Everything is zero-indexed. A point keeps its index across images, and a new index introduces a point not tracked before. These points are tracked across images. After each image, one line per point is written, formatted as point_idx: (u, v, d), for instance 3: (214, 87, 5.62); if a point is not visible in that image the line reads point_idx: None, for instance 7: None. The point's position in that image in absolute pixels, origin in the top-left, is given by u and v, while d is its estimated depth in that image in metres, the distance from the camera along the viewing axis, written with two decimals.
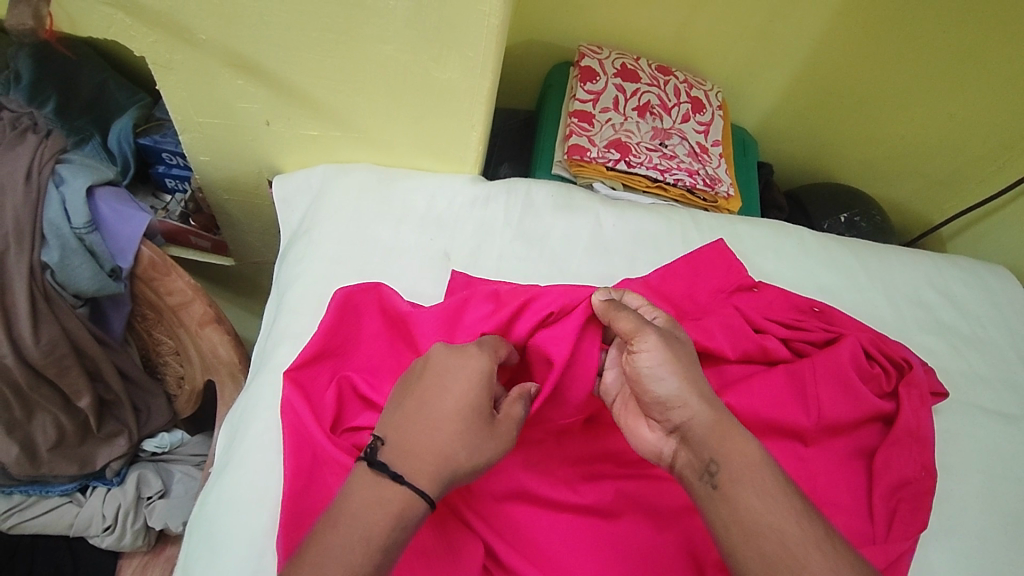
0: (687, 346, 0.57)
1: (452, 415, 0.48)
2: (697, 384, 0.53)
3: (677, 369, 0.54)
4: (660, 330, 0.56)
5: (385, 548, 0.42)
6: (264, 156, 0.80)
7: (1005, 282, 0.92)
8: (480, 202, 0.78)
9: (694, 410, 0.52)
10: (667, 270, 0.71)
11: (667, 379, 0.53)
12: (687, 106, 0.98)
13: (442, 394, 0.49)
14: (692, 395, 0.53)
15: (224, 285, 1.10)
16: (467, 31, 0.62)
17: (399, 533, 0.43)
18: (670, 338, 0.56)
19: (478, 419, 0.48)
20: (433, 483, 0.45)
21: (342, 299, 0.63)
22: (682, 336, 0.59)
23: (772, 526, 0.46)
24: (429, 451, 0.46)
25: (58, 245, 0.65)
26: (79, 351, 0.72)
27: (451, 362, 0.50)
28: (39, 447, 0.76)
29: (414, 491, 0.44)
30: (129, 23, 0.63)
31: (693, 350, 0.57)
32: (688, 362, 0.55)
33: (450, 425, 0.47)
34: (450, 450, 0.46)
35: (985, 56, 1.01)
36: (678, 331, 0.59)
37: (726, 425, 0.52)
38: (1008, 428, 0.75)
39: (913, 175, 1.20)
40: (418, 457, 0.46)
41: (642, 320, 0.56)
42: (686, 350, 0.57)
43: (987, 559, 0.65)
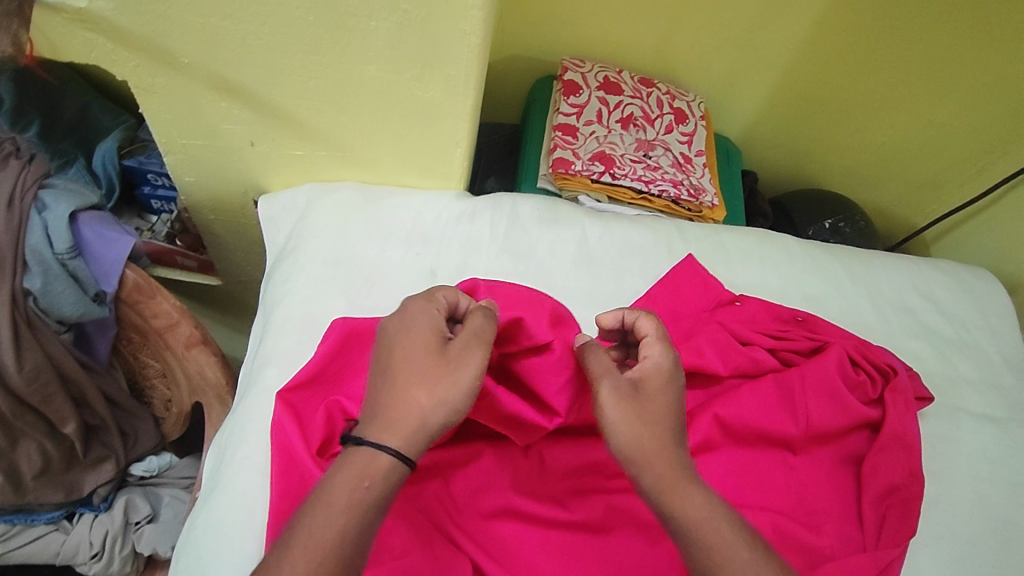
0: (654, 401, 0.51)
1: (402, 366, 0.48)
2: (641, 439, 0.49)
3: (631, 418, 0.49)
4: (619, 383, 0.51)
5: (355, 515, 0.43)
6: (248, 175, 0.80)
7: (987, 284, 0.93)
8: (466, 217, 0.79)
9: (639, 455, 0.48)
10: (647, 298, 0.72)
11: (614, 427, 0.50)
12: (670, 117, 0.99)
13: (391, 353, 0.49)
14: (631, 449, 0.49)
15: (212, 304, 1.09)
16: (449, 51, 0.63)
17: (372, 496, 0.44)
18: (623, 394, 0.51)
19: (432, 357, 0.48)
20: (394, 436, 0.45)
21: (343, 328, 0.63)
22: (657, 388, 0.52)
23: (743, 542, 0.45)
24: (385, 409, 0.47)
25: (40, 270, 0.65)
26: (64, 377, 0.71)
27: (395, 324, 0.51)
28: (24, 475, 0.76)
29: (374, 447, 0.45)
30: (111, 47, 0.63)
31: (666, 402, 0.51)
32: (640, 422, 0.49)
33: (403, 375, 0.48)
34: (409, 398, 0.47)
35: (963, 61, 1.02)
36: (654, 381, 0.52)
37: (673, 473, 0.48)
38: (993, 430, 0.76)
39: (895, 180, 1.21)
40: (376, 419, 0.46)
41: (609, 368, 0.53)
42: (648, 407, 0.50)
43: (976, 563, 0.66)
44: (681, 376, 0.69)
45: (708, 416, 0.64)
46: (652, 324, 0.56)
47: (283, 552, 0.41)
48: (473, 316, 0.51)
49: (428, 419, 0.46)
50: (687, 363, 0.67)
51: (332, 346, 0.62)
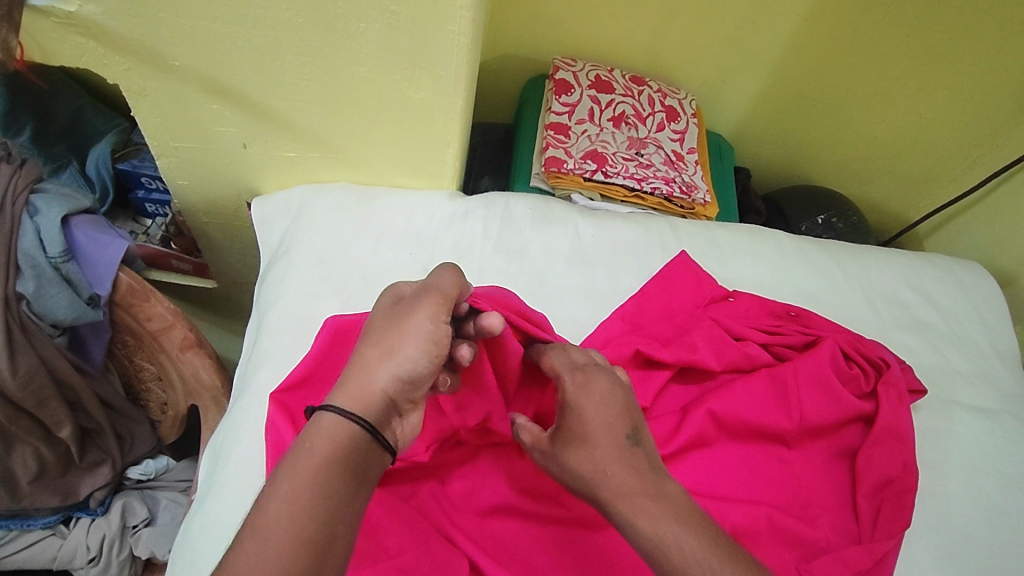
0: (575, 437, 0.50)
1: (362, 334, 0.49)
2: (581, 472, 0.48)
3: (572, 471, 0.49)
4: (537, 441, 0.52)
5: (306, 482, 0.41)
6: (241, 177, 0.80)
7: (979, 277, 0.93)
8: (459, 217, 0.79)
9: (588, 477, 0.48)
10: (642, 294, 0.72)
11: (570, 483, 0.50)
12: (661, 114, 1.00)
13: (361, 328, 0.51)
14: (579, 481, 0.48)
15: (208, 307, 1.09)
16: (438, 51, 0.63)
17: (321, 460, 0.42)
18: (544, 449, 0.51)
19: (388, 318, 0.49)
20: (341, 395, 0.45)
21: (333, 328, 0.62)
22: (576, 422, 0.50)
23: (726, 535, 0.45)
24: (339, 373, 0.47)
25: (33, 274, 0.65)
26: (59, 382, 0.71)
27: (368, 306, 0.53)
28: (20, 480, 0.76)
29: (322, 407, 0.45)
30: (101, 51, 0.63)
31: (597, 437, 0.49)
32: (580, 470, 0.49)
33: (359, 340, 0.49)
34: (360, 357, 0.47)
35: (952, 56, 1.03)
36: (571, 417, 0.50)
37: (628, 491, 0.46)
38: (986, 423, 0.76)
39: (889, 175, 1.22)
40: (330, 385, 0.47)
41: (527, 429, 0.54)
42: (570, 448, 0.49)
43: (970, 554, 0.66)
44: (675, 372, 0.69)
45: (703, 411, 0.64)
46: (556, 359, 0.55)
47: (238, 540, 0.39)
48: (436, 275, 0.52)
49: (376, 375, 0.46)
50: (682, 358, 0.67)
51: (321, 348, 0.61)
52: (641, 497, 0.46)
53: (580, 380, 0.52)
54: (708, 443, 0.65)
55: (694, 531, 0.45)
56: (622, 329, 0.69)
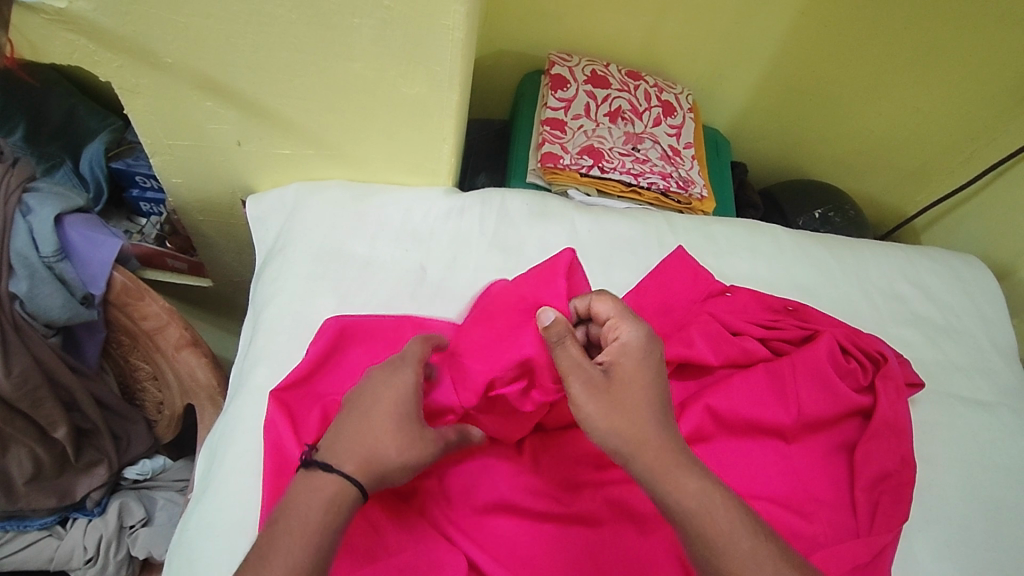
0: (629, 388, 0.49)
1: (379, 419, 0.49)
2: (620, 426, 0.48)
3: (618, 410, 0.48)
4: (591, 375, 0.50)
5: (326, 535, 0.43)
6: (236, 175, 0.79)
7: (977, 270, 0.93)
8: (456, 213, 0.78)
9: (629, 431, 0.48)
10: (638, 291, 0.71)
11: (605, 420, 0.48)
12: (658, 110, 0.99)
13: (373, 402, 0.50)
14: (614, 439, 0.48)
15: (203, 306, 1.09)
16: (434, 45, 0.62)
17: (339, 518, 0.44)
18: (596, 383, 0.50)
19: (411, 426, 0.50)
20: (364, 476, 0.46)
21: (337, 326, 0.63)
22: (629, 372, 0.50)
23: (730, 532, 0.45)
24: (357, 447, 0.47)
25: (26, 274, 0.65)
26: (54, 382, 0.71)
27: (382, 379, 0.51)
28: (16, 481, 0.75)
29: (348, 480, 0.46)
30: (93, 49, 0.63)
31: (648, 382, 0.50)
32: (619, 412, 0.48)
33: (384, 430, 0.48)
34: (382, 450, 0.48)
35: (948, 49, 1.03)
36: (626, 366, 0.51)
37: (657, 455, 0.47)
38: (983, 415, 0.77)
39: (886, 168, 1.22)
40: (347, 451, 0.47)
41: (579, 360, 0.51)
42: (622, 396, 0.49)
43: (968, 546, 0.66)
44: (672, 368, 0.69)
45: (700, 406, 0.64)
46: (608, 304, 0.54)
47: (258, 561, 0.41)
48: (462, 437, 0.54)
49: (384, 477, 0.47)
50: (679, 354, 0.67)
51: (326, 344, 0.62)
52: (653, 477, 0.46)
53: (636, 333, 0.52)
54: (706, 438, 0.65)
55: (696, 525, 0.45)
56: None
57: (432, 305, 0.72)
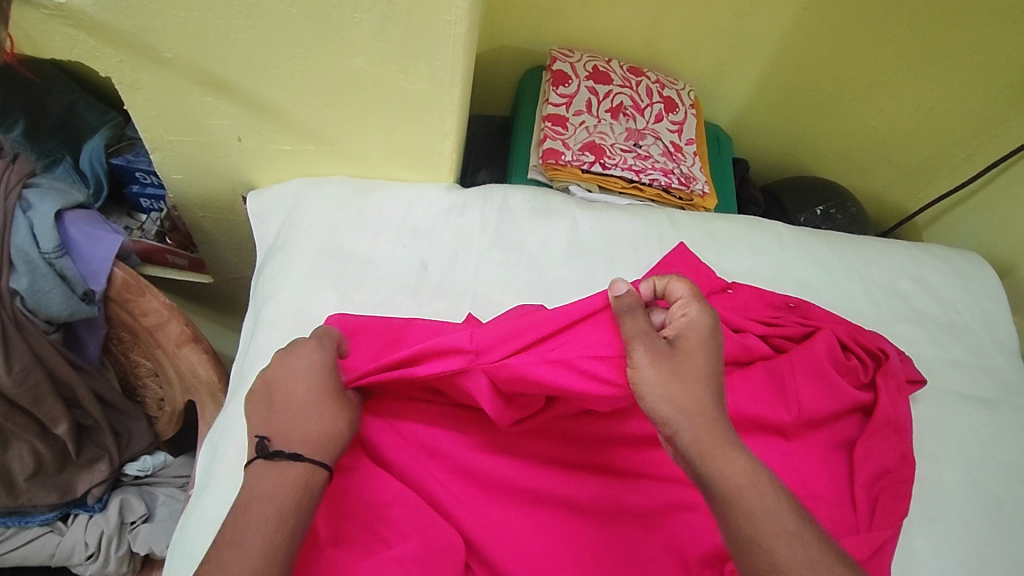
0: (694, 364, 0.49)
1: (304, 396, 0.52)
2: (676, 395, 0.47)
3: (675, 380, 0.48)
4: (658, 346, 0.50)
5: (299, 519, 0.45)
6: (237, 171, 0.79)
7: (978, 267, 0.93)
8: (457, 209, 0.78)
9: (688, 401, 0.47)
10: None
11: (661, 390, 0.48)
12: (659, 105, 0.99)
13: (296, 383, 0.53)
14: (668, 407, 0.47)
15: (203, 302, 1.08)
16: (435, 41, 0.62)
17: (308, 499, 0.47)
18: (663, 355, 0.49)
19: (334, 399, 0.53)
20: (319, 451, 0.50)
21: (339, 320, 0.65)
22: (694, 347, 0.50)
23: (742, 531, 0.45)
24: (305, 431, 0.50)
25: (26, 270, 0.64)
26: (55, 378, 0.71)
27: (296, 363, 0.54)
28: (17, 477, 0.75)
29: (311, 462, 0.48)
30: (93, 44, 0.62)
31: (709, 359, 0.50)
32: (675, 380, 0.48)
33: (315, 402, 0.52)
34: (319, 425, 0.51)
35: (951, 45, 1.02)
36: (693, 343, 0.50)
37: (711, 429, 0.46)
38: (984, 412, 0.76)
39: (887, 165, 1.22)
40: (296, 436, 0.50)
41: (647, 328, 0.51)
42: (686, 370, 0.49)
43: (969, 543, 0.66)
44: None
45: None
46: (684, 285, 0.54)
47: (236, 552, 0.42)
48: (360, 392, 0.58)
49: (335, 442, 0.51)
50: None
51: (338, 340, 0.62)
52: None
53: (707, 315, 0.52)
54: None
55: None
56: None
57: (433, 302, 0.71)
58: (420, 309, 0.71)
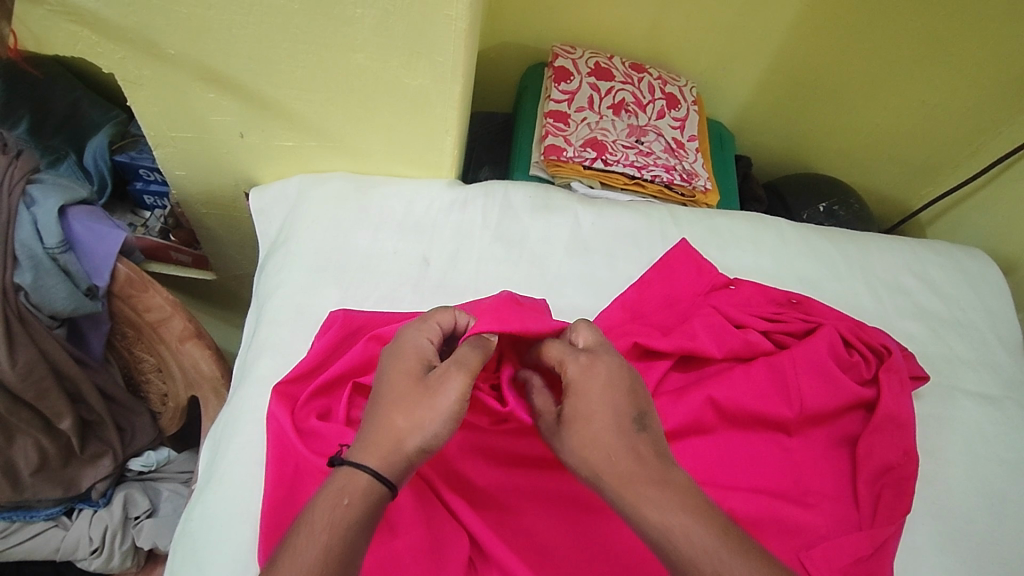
0: (579, 428, 0.49)
1: (391, 385, 0.50)
2: (591, 463, 0.47)
3: (585, 451, 0.48)
4: (548, 423, 0.51)
5: (336, 534, 0.43)
6: (239, 168, 0.79)
7: (981, 263, 0.93)
8: (458, 205, 0.78)
9: (584, 463, 0.48)
10: (642, 283, 0.71)
11: (579, 466, 0.48)
12: (661, 102, 0.99)
13: (381, 378, 0.52)
14: (592, 475, 0.47)
15: (207, 298, 1.09)
16: (435, 36, 0.62)
17: (355, 512, 0.44)
18: (552, 433, 0.51)
19: (412, 388, 0.50)
20: (373, 455, 0.47)
21: (343, 318, 0.64)
22: (579, 410, 0.49)
23: (738, 527, 0.46)
24: (373, 435, 0.48)
25: (31, 265, 0.65)
26: (59, 373, 0.71)
27: (387, 361, 0.53)
28: (22, 472, 0.76)
29: (370, 472, 0.46)
30: (96, 40, 0.62)
31: (596, 413, 0.49)
32: (581, 452, 0.48)
33: (392, 398, 0.49)
34: (388, 423, 0.48)
35: (954, 41, 1.02)
36: (572, 406, 0.50)
37: (624, 477, 0.46)
38: (988, 409, 0.76)
39: (891, 162, 1.22)
40: (361, 443, 0.48)
41: (544, 409, 0.52)
42: (573, 438, 0.49)
43: (971, 540, 0.66)
44: (675, 361, 0.68)
45: (702, 397, 0.64)
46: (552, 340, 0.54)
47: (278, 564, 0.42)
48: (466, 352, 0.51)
49: (405, 442, 0.47)
50: (681, 347, 0.66)
51: (324, 346, 0.62)
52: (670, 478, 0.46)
53: (581, 367, 0.51)
54: (707, 430, 0.65)
55: (695, 525, 0.45)
56: (620, 318, 0.69)
57: (435, 297, 0.71)
58: (421, 304, 0.71)
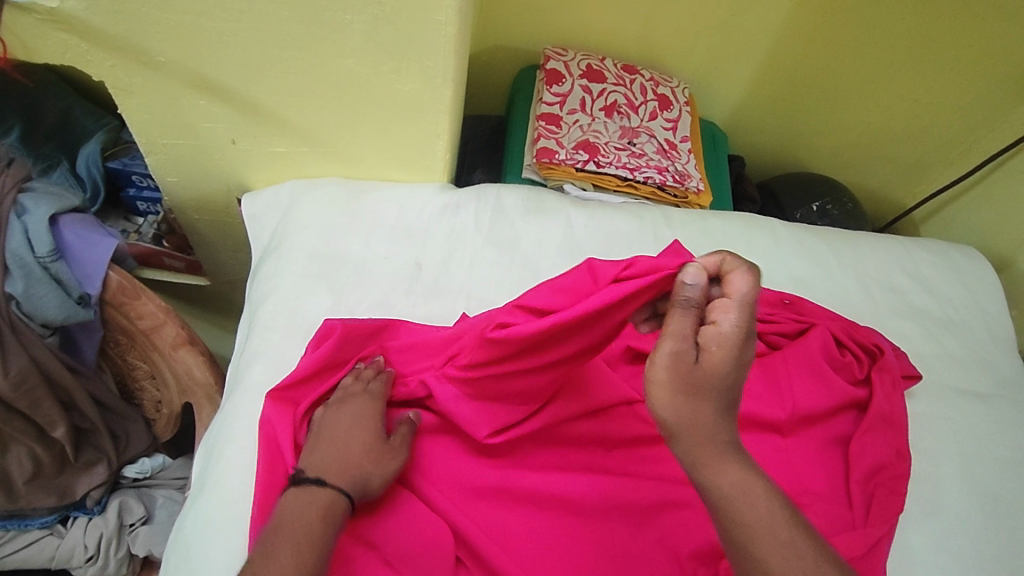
0: (710, 379, 0.42)
1: (341, 422, 0.58)
2: (684, 412, 0.42)
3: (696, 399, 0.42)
4: (683, 349, 0.43)
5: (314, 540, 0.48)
6: (231, 174, 0.79)
7: (973, 261, 0.93)
8: (450, 210, 0.78)
9: (684, 404, 0.42)
10: None
11: (674, 402, 0.42)
12: (653, 103, 0.99)
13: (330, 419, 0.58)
14: (676, 421, 0.42)
15: (201, 304, 1.09)
16: (424, 41, 0.62)
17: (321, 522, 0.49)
18: (679, 357, 0.42)
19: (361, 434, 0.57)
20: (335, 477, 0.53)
21: (341, 327, 0.63)
22: (720, 367, 0.42)
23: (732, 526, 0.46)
24: (326, 463, 0.54)
25: (22, 274, 0.65)
26: (52, 381, 0.71)
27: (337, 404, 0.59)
28: (16, 480, 0.76)
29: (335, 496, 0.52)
30: (85, 48, 0.62)
31: (733, 378, 0.43)
32: (691, 397, 0.42)
33: (343, 438, 0.56)
34: (342, 458, 0.55)
35: (944, 40, 1.02)
36: (719, 358, 0.42)
37: (704, 441, 0.42)
38: (981, 407, 0.76)
39: (884, 161, 1.22)
40: (320, 467, 0.54)
41: (683, 329, 0.43)
42: (699, 382, 0.42)
43: (965, 538, 0.66)
44: None
45: None
46: (746, 283, 0.44)
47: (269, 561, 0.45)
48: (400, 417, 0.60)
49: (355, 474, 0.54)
50: None
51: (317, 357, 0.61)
52: None
53: (745, 328, 0.43)
54: None
55: None
56: None
57: (427, 302, 0.72)
58: (413, 309, 0.71)
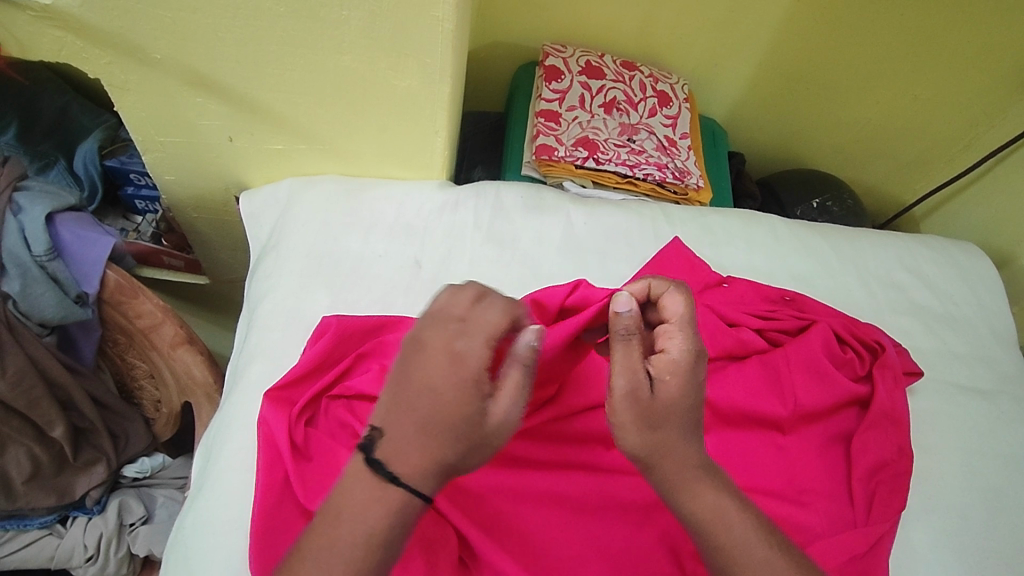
0: (671, 407, 0.44)
1: (438, 376, 0.41)
2: (655, 442, 0.44)
3: (662, 429, 0.44)
4: (641, 387, 0.44)
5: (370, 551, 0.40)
6: (228, 172, 0.79)
7: (973, 257, 0.92)
8: (449, 207, 0.78)
9: (651, 437, 0.44)
10: None
11: (643, 436, 0.44)
12: (653, 100, 0.98)
13: (420, 367, 0.42)
14: (646, 452, 0.44)
15: (200, 303, 1.08)
16: (422, 37, 0.61)
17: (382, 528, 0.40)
18: (637, 397, 0.44)
19: (461, 399, 0.41)
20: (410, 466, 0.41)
21: (337, 326, 0.64)
22: (678, 394, 0.45)
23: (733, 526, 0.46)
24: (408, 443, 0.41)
25: (18, 273, 0.65)
26: (49, 381, 0.70)
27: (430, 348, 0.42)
28: (14, 481, 0.75)
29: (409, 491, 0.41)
30: (80, 45, 0.62)
31: (692, 401, 0.45)
32: (655, 429, 0.44)
33: (437, 400, 0.41)
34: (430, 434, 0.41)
35: (944, 36, 1.02)
36: (675, 386, 0.45)
37: (678, 463, 0.44)
38: (982, 404, 0.76)
39: (884, 157, 1.22)
40: (400, 450, 0.41)
41: (635, 364, 0.45)
42: (662, 412, 0.44)
43: (966, 535, 0.66)
44: None
45: None
46: (679, 306, 0.48)
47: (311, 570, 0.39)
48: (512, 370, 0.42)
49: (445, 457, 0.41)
50: None
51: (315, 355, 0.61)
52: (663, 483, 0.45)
53: (691, 350, 0.46)
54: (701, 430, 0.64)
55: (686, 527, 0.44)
56: None
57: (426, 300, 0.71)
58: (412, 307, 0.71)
